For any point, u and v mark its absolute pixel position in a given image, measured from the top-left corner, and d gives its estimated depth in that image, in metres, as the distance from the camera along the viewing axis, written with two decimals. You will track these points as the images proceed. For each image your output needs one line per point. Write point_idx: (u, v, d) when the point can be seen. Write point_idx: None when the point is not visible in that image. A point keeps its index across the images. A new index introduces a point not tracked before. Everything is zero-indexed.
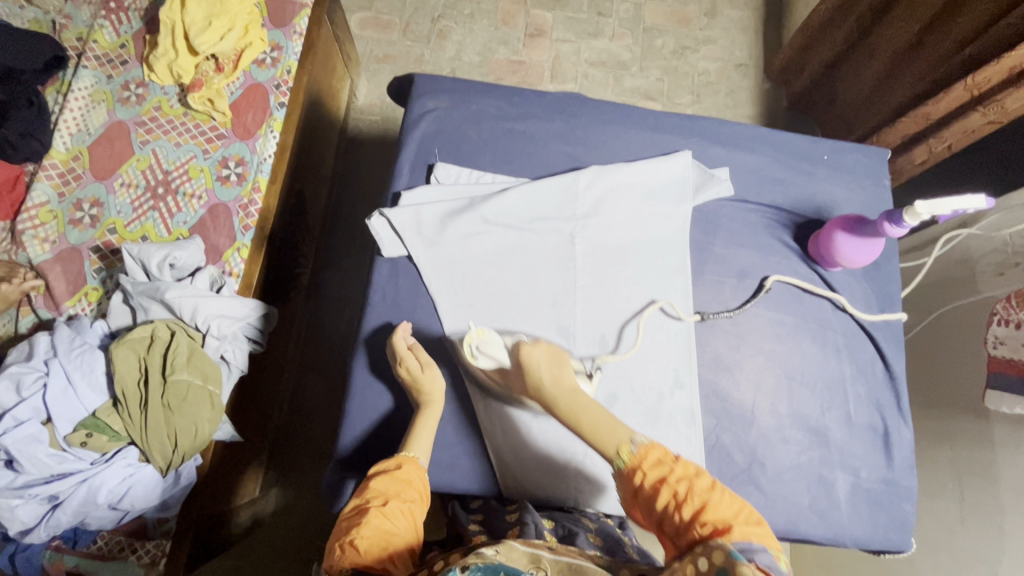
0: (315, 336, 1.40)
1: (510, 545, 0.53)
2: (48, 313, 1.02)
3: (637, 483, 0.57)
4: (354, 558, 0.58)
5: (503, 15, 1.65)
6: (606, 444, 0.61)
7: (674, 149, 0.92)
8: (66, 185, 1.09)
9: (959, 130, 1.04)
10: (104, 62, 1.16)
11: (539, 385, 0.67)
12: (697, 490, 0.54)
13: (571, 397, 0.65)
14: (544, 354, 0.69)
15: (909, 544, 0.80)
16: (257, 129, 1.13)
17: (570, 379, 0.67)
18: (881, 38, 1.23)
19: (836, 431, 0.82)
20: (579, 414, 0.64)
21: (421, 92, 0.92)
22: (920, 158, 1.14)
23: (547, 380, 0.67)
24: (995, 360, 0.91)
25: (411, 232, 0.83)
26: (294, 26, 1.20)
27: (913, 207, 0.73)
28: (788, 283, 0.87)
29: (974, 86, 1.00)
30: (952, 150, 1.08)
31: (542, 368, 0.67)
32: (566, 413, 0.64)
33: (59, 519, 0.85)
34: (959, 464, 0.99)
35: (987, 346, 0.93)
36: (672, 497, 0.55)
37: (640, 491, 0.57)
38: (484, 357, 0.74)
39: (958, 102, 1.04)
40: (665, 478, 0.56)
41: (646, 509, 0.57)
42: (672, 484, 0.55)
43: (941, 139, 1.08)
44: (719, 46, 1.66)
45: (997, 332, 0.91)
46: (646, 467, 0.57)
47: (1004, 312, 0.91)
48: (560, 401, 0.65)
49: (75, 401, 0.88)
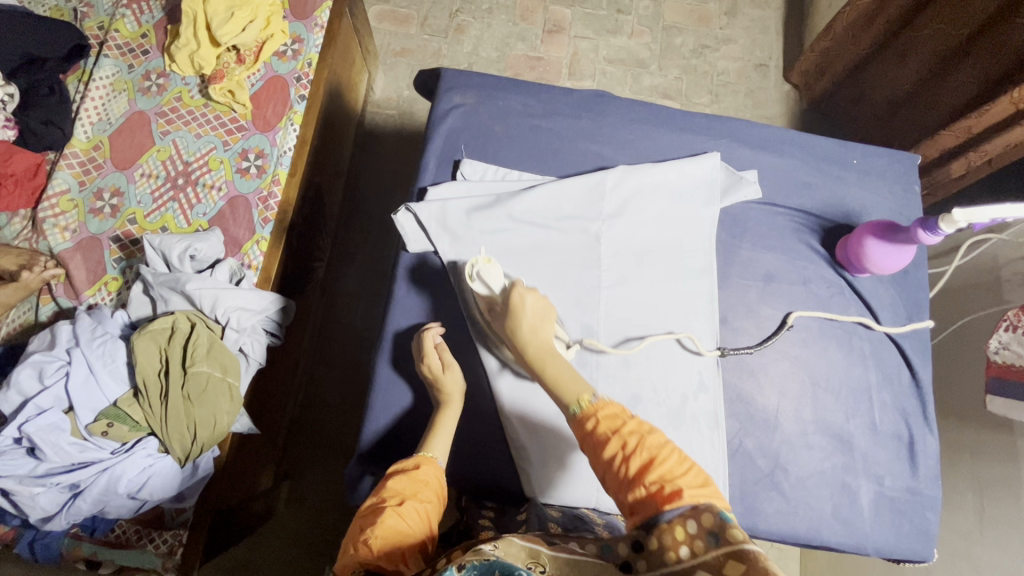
0: (330, 330, 1.40)
1: (509, 540, 0.53)
2: (68, 302, 1.02)
3: (591, 429, 0.59)
4: (365, 557, 0.57)
5: (521, 11, 1.64)
6: (565, 395, 0.64)
7: (701, 150, 0.91)
8: (86, 173, 1.09)
9: (1003, 143, 1.05)
10: (125, 51, 1.16)
11: (514, 329, 0.70)
12: (647, 442, 0.56)
13: (542, 351, 0.69)
14: (534, 303, 0.71)
15: (932, 553, 0.79)
16: (278, 122, 1.13)
17: (548, 338, 0.70)
18: (920, 38, 1.20)
19: (861, 438, 0.81)
20: (544, 367, 0.67)
21: (448, 87, 0.91)
22: (958, 171, 1.17)
23: (526, 326, 0.70)
24: (995, 364, 0.99)
25: (436, 226, 0.83)
26: (316, 18, 1.19)
27: (950, 215, 0.72)
28: (811, 316, 0.85)
29: (1020, 100, 0.99)
30: (994, 163, 1.10)
31: (525, 312, 0.70)
32: (532, 361, 0.68)
33: (80, 507, 0.86)
34: (980, 474, 0.98)
35: (990, 350, 1.01)
36: (621, 447, 0.57)
37: (592, 439, 0.59)
38: (480, 282, 0.75)
39: (1002, 115, 1.03)
40: (615, 429, 0.58)
41: (591, 455, 0.59)
42: (623, 435, 0.57)
43: (983, 153, 1.10)
44: (739, 45, 1.65)
45: (1002, 336, 0.98)
46: (602, 417, 0.59)
47: (1013, 319, 0.97)
48: (531, 351, 0.69)
49: (97, 391, 0.89)
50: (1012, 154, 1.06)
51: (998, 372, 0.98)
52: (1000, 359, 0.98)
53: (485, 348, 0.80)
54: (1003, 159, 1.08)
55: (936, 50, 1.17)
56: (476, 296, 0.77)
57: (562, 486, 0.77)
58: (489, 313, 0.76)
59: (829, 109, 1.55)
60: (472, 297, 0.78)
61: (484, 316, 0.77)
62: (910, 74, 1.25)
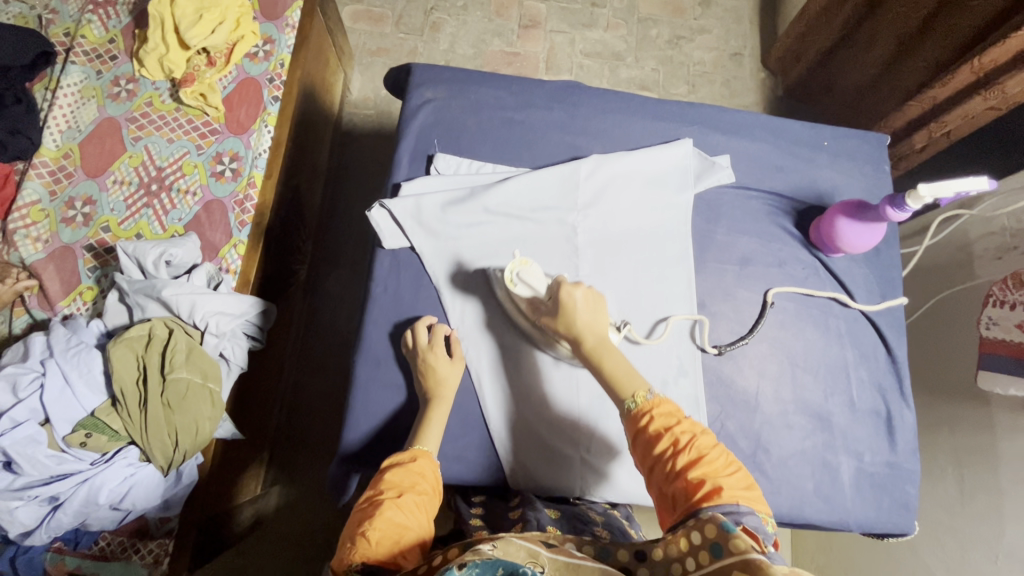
0: (314, 333, 1.40)
1: (507, 539, 0.51)
2: (43, 313, 1.00)
3: (644, 426, 0.63)
4: (365, 551, 0.57)
5: (496, 7, 1.63)
6: (621, 390, 0.68)
7: (674, 138, 0.91)
8: (57, 183, 1.07)
9: (962, 115, 1.07)
10: (93, 57, 1.14)
11: (570, 324, 0.72)
12: (698, 443, 0.61)
13: (599, 343, 0.71)
14: (583, 297, 0.72)
15: (913, 526, 0.80)
16: (251, 124, 1.12)
17: (603, 329, 0.72)
18: (885, 21, 1.20)
19: (839, 416, 0.82)
20: (602, 361, 0.70)
21: (419, 82, 0.91)
22: (920, 142, 1.19)
23: (579, 321, 0.72)
24: (989, 342, 0.91)
25: (411, 221, 0.83)
26: (287, 18, 1.18)
27: (916, 191, 0.73)
28: (789, 292, 0.86)
29: (978, 70, 1.00)
30: (951, 136, 1.12)
31: (580, 309, 0.72)
32: (590, 351, 0.71)
33: (60, 520, 0.84)
34: (959, 448, 1.00)
35: (981, 328, 0.93)
36: (672, 444, 0.61)
37: (645, 435, 0.63)
38: (523, 286, 0.77)
39: (962, 85, 1.05)
40: (669, 428, 0.62)
41: (642, 454, 0.63)
42: (675, 433, 0.61)
43: (942, 124, 1.12)
44: (714, 35, 1.66)
45: (992, 314, 0.92)
46: (659, 416, 0.63)
47: (999, 294, 0.92)
48: (587, 341, 0.71)
49: (73, 401, 0.87)
50: (970, 127, 1.08)
51: (991, 350, 0.90)
52: (992, 336, 0.91)
53: (537, 349, 0.81)
54: (962, 130, 1.10)
55: (899, 32, 1.18)
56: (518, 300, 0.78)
57: (543, 474, 0.78)
58: (536, 316, 0.77)
59: (805, 96, 1.57)
60: (517, 302, 0.79)
61: (529, 318, 0.79)
62: (876, 57, 1.27)
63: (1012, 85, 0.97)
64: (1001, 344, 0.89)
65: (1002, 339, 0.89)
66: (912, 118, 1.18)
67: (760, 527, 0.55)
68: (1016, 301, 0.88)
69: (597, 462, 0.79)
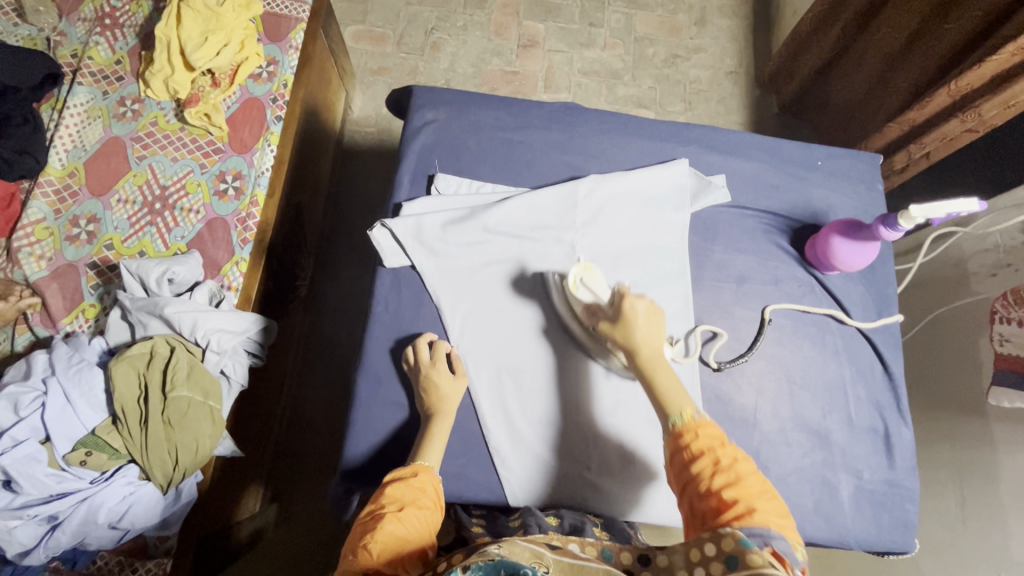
0: (315, 349, 1.40)
1: (512, 540, 0.52)
2: (45, 331, 1.01)
3: (685, 443, 0.62)
4: (367, 561, 0.57)
5: (496, 27, 1.66)
6: (669, 405, 0.66)
7: (670, 158, 0.93)
8: (62, 202, 1.08)
9: (939, 136, 1.08)
10: (100, 78, 1.16)
11: (628, 338, 0.70)
12: (738, 468, 0.59)
13: (654, 356, 0.70)
14: (645, 309, 0.72)
15: (913, 544, 0.80)
16: (254, 143, 1.13)
17: (660, 341, 0.71)
18: (872, 43, 1.23)
19: (838, 434, 0.82)
20: (655, 377, 0.68)
21: (420, 104, 0.93)
22: (901, 163, 1.19)
23: (639, 336, 0.70)
24: (1001, 357, 0.90)
25: (413, 240, 0.84)
26: (290, 40, 1.21)
27: (907, 211, 0.74)
28: (787, 309, 0.87)
29: (955, 92, 1.01)
30: (931, 157, 1.13)
31: (642, 325, 0.70)
32: (644, 363, 0.69)
33: (59, 540, 0.84)
34: (959, 465, 1.00)
35: (992, 344, 0.92)
36: (712, 465, 0.59)
37: (684, 454, 0.61)
38: (585, 291, 0.78)
39: (940, 107, 1.06)
40: (712, 448, 0.61)
41: (679, 473, 0.62)
42: (718, 454, 0.60)
43: (921, 146, 1.13)
44: (709, 54, 1.69)
45: (1001, 330, 0.91)
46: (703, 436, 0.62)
47: (1003, 311, 0.92)
48: (643, 353, 0.70)
49: (74, 419, 0.87)
50: (950, 145, 1.09)
51: (1001, 366, 0.89)
52: (1007, 352, 0.89)
53: (588, 356, 0.82)
54: (941, 151, 1.11)
55: (885, 54, 1.21)
56: (577, 304, 0.79)
57: (541, 491, 0.78)
58: (592, 322, 0.77)
59: (799, 113, 1.59)
60: (573, 306, 0.79)
61: (585, 326, 0.79)
62: (864, 78, 1.30)
63: (988, 108, 0.98)
64: (1013, 361, 0.88)
65: (1015, 356, 0.88)
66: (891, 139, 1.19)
67: (791, 554, 0.55)
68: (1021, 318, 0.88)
69: (598, 480, 0.79)
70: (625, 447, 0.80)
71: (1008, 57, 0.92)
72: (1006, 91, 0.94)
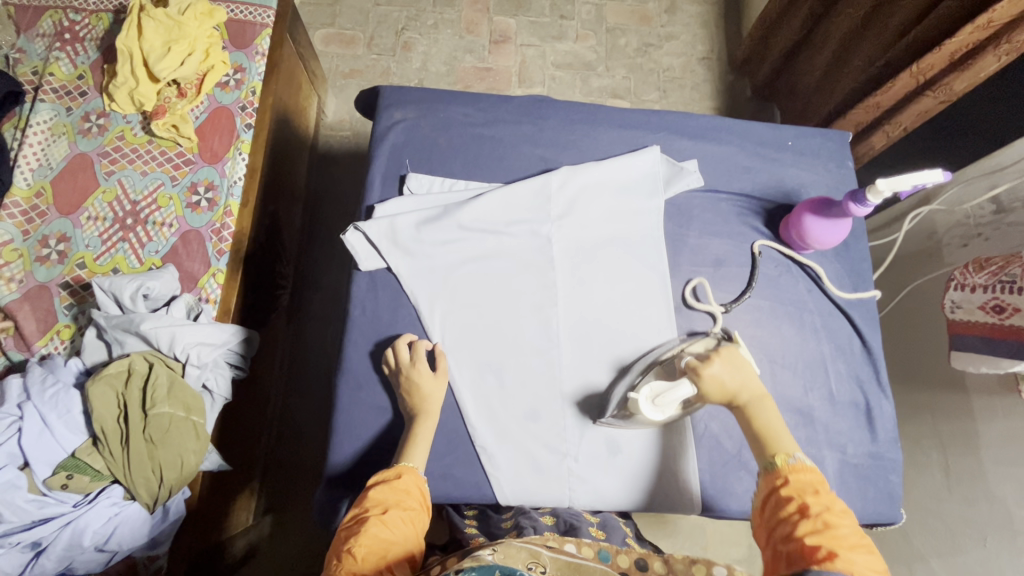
0: (300, 357, 1.39)
1: (508, 543, 0.54)
2: (20, 355, 0.99)
3: (777, 487, 0.62)
4: (351, 567, 0.57)
5: (466, 24, 1.65)
6: (768, 445, 0.66)
7: (642, 145, 0.93)
8: (30, 222, 1.06)
9: (914, 113, 1.07)
10: (62, 94, 1.14)
11: (726, 390, 0.70)
12: (827, 517, 0.58)
13: (754, 398, 0.70)
14: (725, 364, 0.71)
15: (900, 515, 0.81)
16: (225, 153, 1.12)
17: (756, 386, 0.71)
18: (833, 24, 1.24)
19: (820, 410, 0.83)
20: (757, 417, 0.69)
21: (388, 103, 0.92)
22: (879, 143, 1.16)
23: (731, 383, 0.70)
24: (954, 324, 0.92)
25: (386, 242, 0.83)
26: (256, 47, 1.19)
27: (875, 185, 0.75)
28: (775, 249, 0.90)
29: (920, 74, 1.02)
30: (909, 131, 1.11)
31: (724, 375, 0.71)
32: (744, 408, 0.70)
33: (44, 566, 0.82)
34: (941, 434, 1.02)
35: (947, 311, 0.94)
36: (802, 511, 0.59)
37: (773, 495, 0.62)
38: (662, 408, 0.70)
39: (906, 89, 1.06)
40: (803, 495, 0.60)
41: (767, 516, 0.61)
42: (809, 502, 0.59)
43: (897, 123, 1.11)
44: (681, 41, 1.69)
45: (954, 296, 0.92)
46: (796, 484, 0.61)
47: (960, 278, 0.92)
48: (742, 401, 0.70)
49: (52, 443, 0.86)
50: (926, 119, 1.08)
51: (961, 331, 0.90)
52: (958, 319, 0.91)
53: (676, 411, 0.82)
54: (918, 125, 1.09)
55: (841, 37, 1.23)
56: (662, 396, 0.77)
57: (527, 486, 0.78)
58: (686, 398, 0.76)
59: (772, 96, 1.60)
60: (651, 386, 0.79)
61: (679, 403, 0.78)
62: (824, 60, 1.32)
63: (958, 84, 0.98)
64: (970, 326, 0.88)
65: (970, 321, 0.89)
66: (862, 122, 1.18)
67: None
68: (977, 284, 0.89)
69: (585, 472, 0.79)
70: (612, 436, 0.80)
71: (966, 37, 0.93)
72: (975, 65, 0.94)
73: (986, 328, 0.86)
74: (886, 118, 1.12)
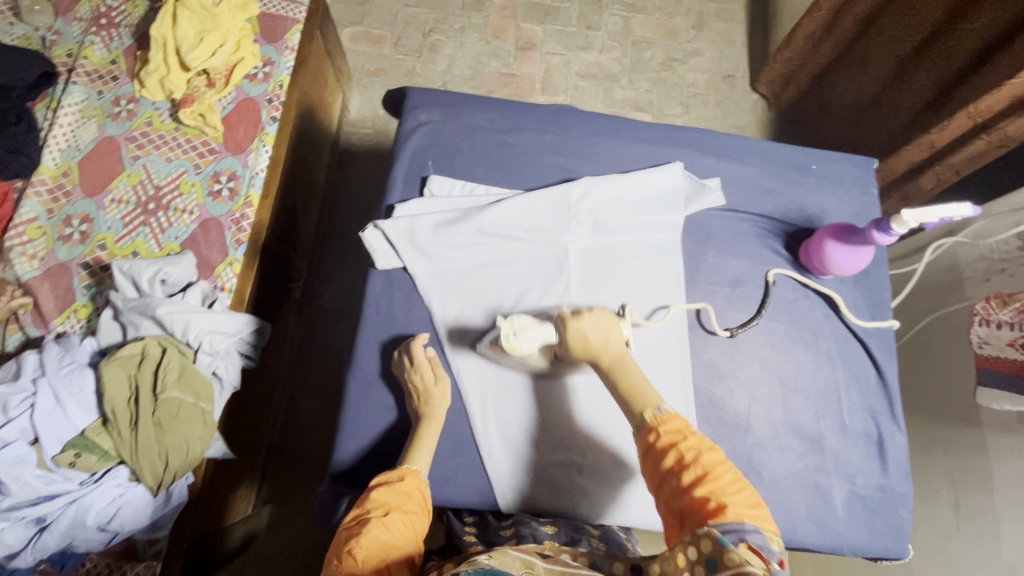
0: (309, 350, 1.40)
1: (503, 551, 0.54)
2: (37, 331, 1.00)
3: (653, 442, 0.64)
4: (351, 567, 0.57)
5: (493, 29, 1.66)
6: (634, 402, 0.67)
7: (664, 161, 0.93)
8: (55, 202, 1.07)
9: (967, 155, 1.09)
10: (95, 78, 1.15)
11: (586, 347, 0.71)
12: (704, 461, 0.61)
13: (615, 358, 0.71)
14: (588, 321, 0.72)
15: (907, 551, 0.80)
16: (249, 144, 1.13)
17: (615, 337, 0.72)
18: (879, 45, 1.26)
19: (831, 438, 0.82)
20: (626, 373, 0.69)
21: (414, 105, 0.92)
22: (929, 184, 1.20)
23: (593, 341, 0.71)
24: (983, 359, 0.94)
25: (404, 241, 0.84)
26: (286, 41, 1.21)
27: (900, 216, 0.74)
28: (788, 275, 0.89)
29: (976, 115, 1.03)
30: (961, 174, 1.13)
31: (588, 330, 0.71)
32: (608, 370, 0.70)
33: (47, 542, 0.82)
34: (953, 470, 1.00)
35: (973, 346, 0.96)
36: (678, 460, 0.61)
37: (654, 453, 0.63)
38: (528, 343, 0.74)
39: (961, 129, 1.08)
40: (677, 442, 0.62)
41: (652, 466, 0.63)
42: (682, 449, 0.62)
43: (949, 165, 1.13)
44: (707, 58, 1.69)
45: (980, 332, 0.96)
46: (668, 433, 0.63)
47: (984, 313, 0.96)
48: (606, 358, 0.71)
49: (64, 421, 0.86)
50: (977, 164, 1.10)
51: (989, 366, 0.92)
52: (987, 353, 0.93)
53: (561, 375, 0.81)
54: (969, 168, 1.11)
55: (894, 55, 1.24)
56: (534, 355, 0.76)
57: (529, 495, 0.78)
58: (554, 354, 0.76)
59: (797, 118, 1.60)
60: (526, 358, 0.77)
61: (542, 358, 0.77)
62: (869, 82, 1.33)
63: (1013, 129, 0.99)
64: (1000, 361, 0.90)
65: (997, 356, 0.91)
66: (916, 160, 1.19)
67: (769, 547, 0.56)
68: (1002, 320, 0.91)
69: (588, 483, 0.79)
70: (619, 453, 0.80)
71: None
72: None
73: (1015, 363, 0.87)
74: (938, 159, 1.15)
